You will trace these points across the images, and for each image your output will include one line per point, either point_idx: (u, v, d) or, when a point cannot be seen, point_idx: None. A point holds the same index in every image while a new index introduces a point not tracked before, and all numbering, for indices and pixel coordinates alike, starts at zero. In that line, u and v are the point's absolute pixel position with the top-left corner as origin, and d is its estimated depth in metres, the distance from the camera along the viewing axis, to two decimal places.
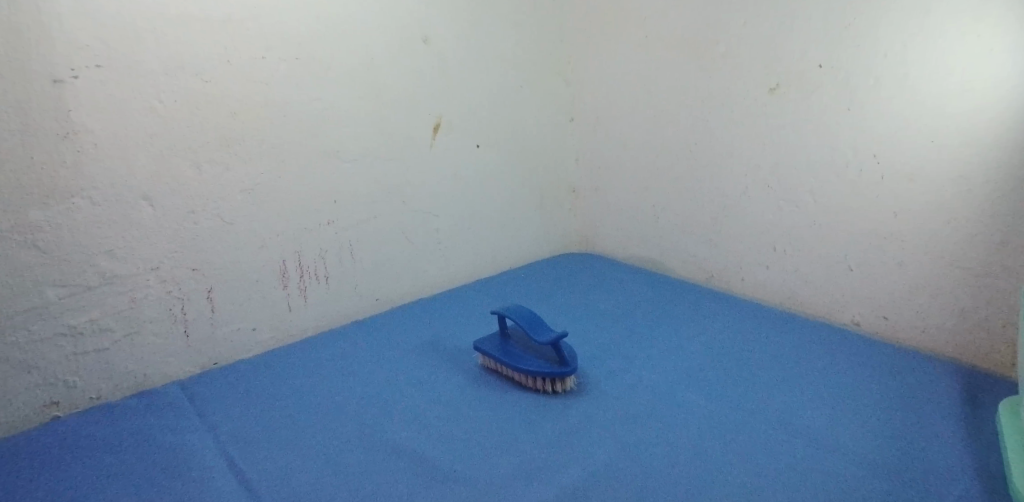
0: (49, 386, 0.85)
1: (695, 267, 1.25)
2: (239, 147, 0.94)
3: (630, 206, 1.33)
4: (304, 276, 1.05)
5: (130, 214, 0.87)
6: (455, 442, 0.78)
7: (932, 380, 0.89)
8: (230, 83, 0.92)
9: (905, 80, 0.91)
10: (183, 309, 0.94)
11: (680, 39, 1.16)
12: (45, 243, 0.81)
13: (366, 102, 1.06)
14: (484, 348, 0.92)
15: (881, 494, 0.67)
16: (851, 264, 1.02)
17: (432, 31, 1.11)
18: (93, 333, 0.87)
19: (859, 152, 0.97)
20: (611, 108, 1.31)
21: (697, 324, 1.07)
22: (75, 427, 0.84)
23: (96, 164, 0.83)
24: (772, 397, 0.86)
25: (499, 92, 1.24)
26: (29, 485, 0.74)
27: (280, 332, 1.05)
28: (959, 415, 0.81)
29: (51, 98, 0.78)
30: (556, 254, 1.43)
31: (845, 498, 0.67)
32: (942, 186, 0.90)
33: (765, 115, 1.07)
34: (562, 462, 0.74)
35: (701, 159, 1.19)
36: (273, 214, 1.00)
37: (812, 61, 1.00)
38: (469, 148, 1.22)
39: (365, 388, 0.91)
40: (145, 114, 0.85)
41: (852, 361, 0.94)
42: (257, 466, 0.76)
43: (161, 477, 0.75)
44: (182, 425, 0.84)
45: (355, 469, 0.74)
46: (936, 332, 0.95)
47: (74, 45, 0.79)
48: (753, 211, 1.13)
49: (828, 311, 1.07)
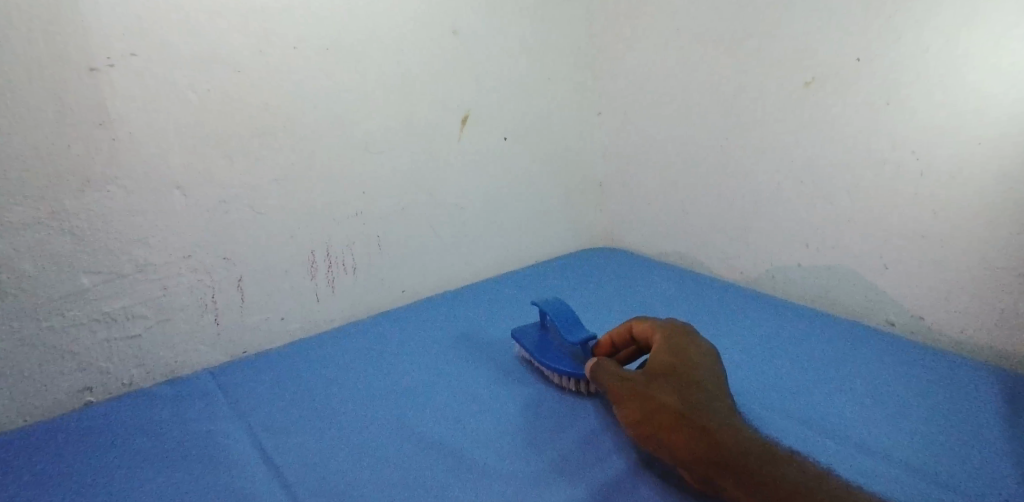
0: (83, 370, 0.87)
1: (724, 264, 1.23)
2: (270, 139, 0.95)
3: (659, 201, 1.31)
4: (332, 267, 1.06)
5: (162, 203, 0.88)
6: (481, 437, 0.78)
7: (974, 382, 0.86)
8: (261, 75, 0.92)
9: (949, 73, 0.88)
10: (213, 298, 0.95)
11: (714, 31, 1.14)
12: (80, 231, 0.83)
13: (395, 95, 1.06)
14: (520, 342, 0.93)
15: (928, 496, 0.67)
16: (887, 263, 0.99)
17: (462, 23, 1.10)
18: (126, 320, 0.89)
19: (897, 149, 0.95)
20: (641, 102, 1.29)
21: (729, 321, 1.05)
22: (108, 412, 0.86)
23: (129, 152, 0.84)
24: (804, 397, 0.84)
25: (527, 86, 1.23)
26: (63, 468, 0.76)
27: (309, 322, 1.06)
28: (1002, 423, 0.78)
29: (88, 86, 0.80)
30: (583, 248, 1.42)
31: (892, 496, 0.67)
32: (985, 185, 0.87)
33: (799, 109, 1.05)
34: (590, 460, 0.73)
35: (733, 154, 1.16)
36: (302, 207, 1.00)
37: (851, 54, 0.97)
38: (497, 141, 1.21)
39: (396, 379, 0.91)
40: (178, 104, 0.87)
41: (891, 361, 0.92)
42: (287, 454, 0.76)
43: (191, 463, 0.76)
44: (213, 412, 0.86)
45: (387, 459, 0.75)
46: (975, 336, 0.92)
47: (110, 35, 0.80)
48: (785, 208, 1.10)
49: (862, 311, 1.04)
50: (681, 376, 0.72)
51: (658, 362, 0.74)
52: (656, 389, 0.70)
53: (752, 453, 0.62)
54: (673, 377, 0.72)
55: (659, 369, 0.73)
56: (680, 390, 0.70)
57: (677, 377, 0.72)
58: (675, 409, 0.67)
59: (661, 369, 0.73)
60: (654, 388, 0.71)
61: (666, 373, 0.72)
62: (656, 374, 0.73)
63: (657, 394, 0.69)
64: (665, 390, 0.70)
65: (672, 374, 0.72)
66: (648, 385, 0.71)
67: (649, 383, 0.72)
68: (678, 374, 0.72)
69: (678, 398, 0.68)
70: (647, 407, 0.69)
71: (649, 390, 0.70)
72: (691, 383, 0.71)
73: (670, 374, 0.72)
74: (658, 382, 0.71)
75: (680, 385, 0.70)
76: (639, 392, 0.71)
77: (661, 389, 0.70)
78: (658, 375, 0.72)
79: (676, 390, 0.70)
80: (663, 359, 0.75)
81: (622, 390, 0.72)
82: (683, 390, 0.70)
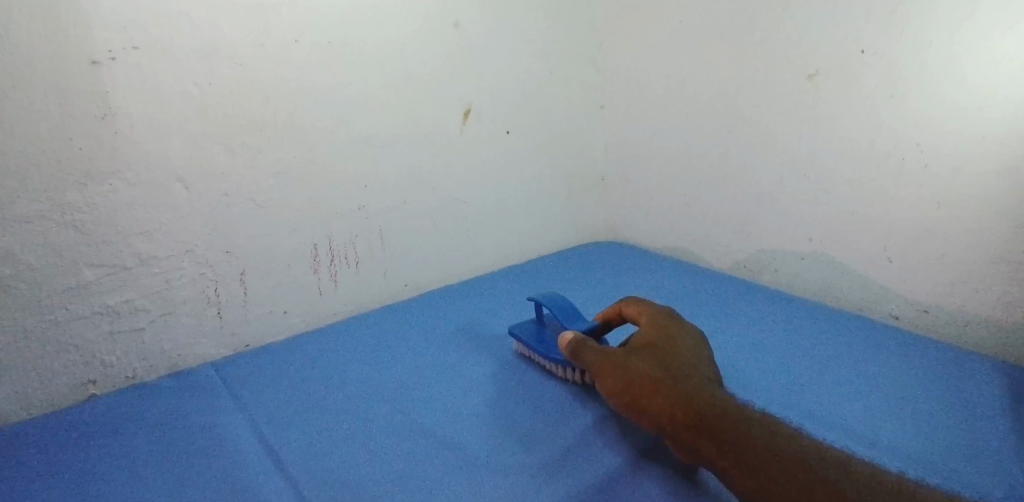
0: (87, 364, 0.87)
1: (727, 258, 1.23)
2: (271, 133, 0.95)
3: (662, 195, 1.31)
4: (335, 261, 1.06)
5: (165, 196, 0.88)
6: (483, 429, 0.78)
7: (977, 376, 0.86)
8: (262, 68, 0.92)
9: (954, 65, 0.87)
10: (216, 292, 0.95)
11: (716, 24, 1.13)
12: (83, 224, 0.83)
13: (397, 89, 1.05)
14: (517, 332, 0.93)
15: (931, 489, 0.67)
16: (890, 257, 0.99)
17: (463, 16, 1.10)
18: (130, 313, 0.89)
19: (901, 142, 0.94)
20: (643, 95, 1.28)
21: (731, 315, 1.05)
22: (112, 405, 0.87)
23: (131, 145, 0.84)
24: (807, 391, 0.84)
25: (529, 79, 1.22)
26: (67, 461, 0.76)
27: (311, 316, 1.06)
28: (1004, 415, 0.78)
29: (89, 78, 0.80)
30: (585, 242, 1.42)
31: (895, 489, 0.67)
32: (991, 177, 0.87)
33: (803, 102, 1.04)
34: (592, 453, 0.73)
35: (735, 147, 1.16)
36: (303, 200, 1.00)
37: (855, 47, 0.96)
38: (500, 135, 1.21)
39: (397, 372, 0.92)
40: (179, 97, 0.86)
41: (893, 354, 0.92)
42: (289, 447, 0.77)
43: (193, 455, 0.76)
44: (216, 405, 0.86)
45: (389, 452, 0.75)
46: (978, 328, 0.92)
47: (111, 28, 0.80)
48: (788, 202, 1.10)
49: (865, 305, 1.04)
50: (662, 351, 0.74)
51: (641, 339, 0.77)
52: (636, 360, 0.73)
53: (731, 417, 0.63)
54: (654, 351, 0.74)
55: (641, 345, 0.76)
56: (659, 363, 0.72)
57: (659, 351, 0.74)
58: (650, 378, 0.69)
59: (643, 345, 0.76)
60: (635, 359, 0.73)
61: (648, 348, 0.75)
62: (638, 349, 0.75)
63: (637, 365, 0.72)
64: (646, 362, 0.72)
65: (654, 349, 0.75)
66: (629, 356, 0.74)
67: (629, 355, 0.74)
68: (660, 349, 0.75)
69: (656, 369, 0.70)
70: (624, 377, 0.71)
71: (628, 361, 0.73)
72: (673, 356, 0.73)
73: (651, 348, 0.75)
74: (640, 355, 0.74)
75: (659, 359, 0.73)
76: (620, 363, 0.73)
77: (640, 360, 0.73)
78: (641, 350, 0.75)
79: (657, 362, 0.72)
80: (648, 336, 0.77)
81: (602, 361, 0.74)
82: (662, 363, 0.72)
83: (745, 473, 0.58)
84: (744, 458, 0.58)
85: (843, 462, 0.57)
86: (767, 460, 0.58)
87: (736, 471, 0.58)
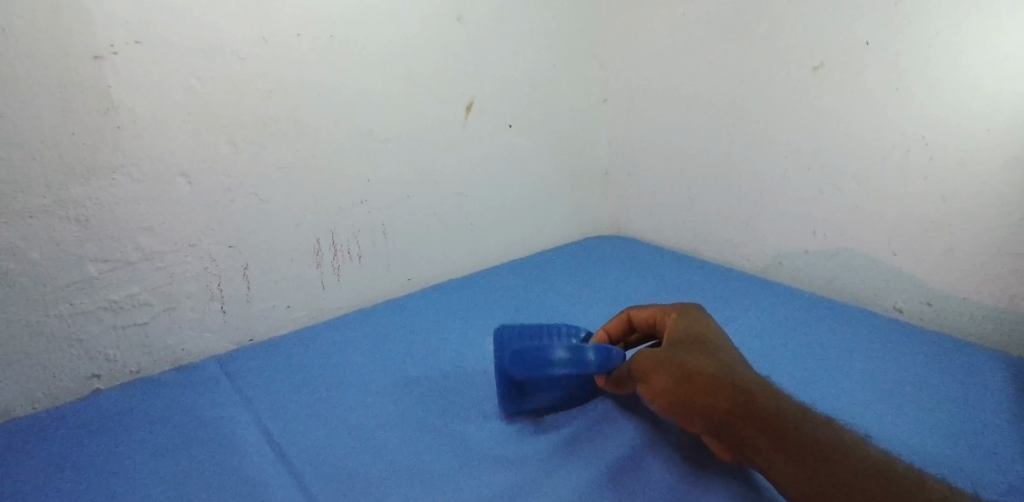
0: (91, 358, 0.88)
1: (730, 251, 1.22)
2: (274, 127, 0.95)
3: (665, 188, 1.31)
4: (338, 255, 1.06)
5: (168, 191, 0.88)
6: (487, 422, 0.78)
7: (981, 368, 0.86)
8: (264, 62, 0.92)
9: (960, 57, 0.86)
10: (219, 286, 0.95)
11: (720, 16, 1.12)
12: (86, 219, 0.83)
13: (399, 83, 1.05)
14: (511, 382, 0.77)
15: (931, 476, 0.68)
16: (895, 250, 0.98)
17: (466, 10, 1.09)
18: (133, 307, 0.89)
19: (905, 135, 0.94)
20: (647, 89, 1.28)
21: (733, 308, 1.05)
22: (116, 399, 0.87)
23: (134, 140, 0.84)
24: (816, 383, 0.84)
25: (532, 72, 1.22)
26: (72, 455, 0.76)
27: (314, 310, 1.06)
28: (1007, 407, 0.78)
29: (91, 73, 0.80)
30: (588, 236, 1.42)
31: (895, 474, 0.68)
32: (996, 171, 0.86)
33: (807, 95, 1.03)
34: (595, 446, 0.73)
35: (739, 141, 1.15)
36: (307, 194, 1.00)
37: (859, 39, 0.95)
38: (502, 128, 1.20)
39: (400, 366, 0.92)
40: (182, 92, 0.86)
41: (895, 347, 0.91)
42: (293, 440, 0.77)
43: (198, 449, 0.77)
44: (220, 399, 0.86)
45: (392, 445, 0.75)
46: (983, 322, 0.92)
47: (113, 22, 0.80)
48: (792, 196, 1.09)
49: (869, 299, 1.03)
50: (704, 343, 0.72)
51: (681, 331, 0.74)
52: (685, 353, 0.70)
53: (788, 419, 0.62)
54: (696, 343, 0.72)
55: (681, 337, 0.73)
56: (710, 356, 0.69)
57: (702, 343, 0.72)
58: (706, 371, 0.67)
59: (682, 336, 0.73)
60: (681, 352, 0.70)
61: (689, 340, 0.72)
62: (678, 340, 0.72)
63: (687, 358, 0.68)
64: (697, 356, 0.69)
65: (694, 341, 0.72)
66: (676, 349, 0.70)
67: (677, 348, 0.71)
68: (700, 340, 0.72)
69: (711, 363, 0.68)
70: (679, 368, 0.67)
71: (678, 353, 0.70)
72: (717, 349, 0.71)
73: (695, 340, 0.72)
74: (688, 346, 0.71)
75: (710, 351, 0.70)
76: (666, 358, 0.69)
77: (689, 353, 0.70)
78: (682, 342, 0.72)
79: (704, 358, 0.69)
80: (681, 327, 0.74)
81: (646, 359, 0.70)
82: (712, 356, 0.69)
83: (812, 481, 0.58)
84: (811, 467, 0.59)
85: (884, 469, 0.58)
86: (835, 469, 0.58)
87: (802, 479, 0.58)
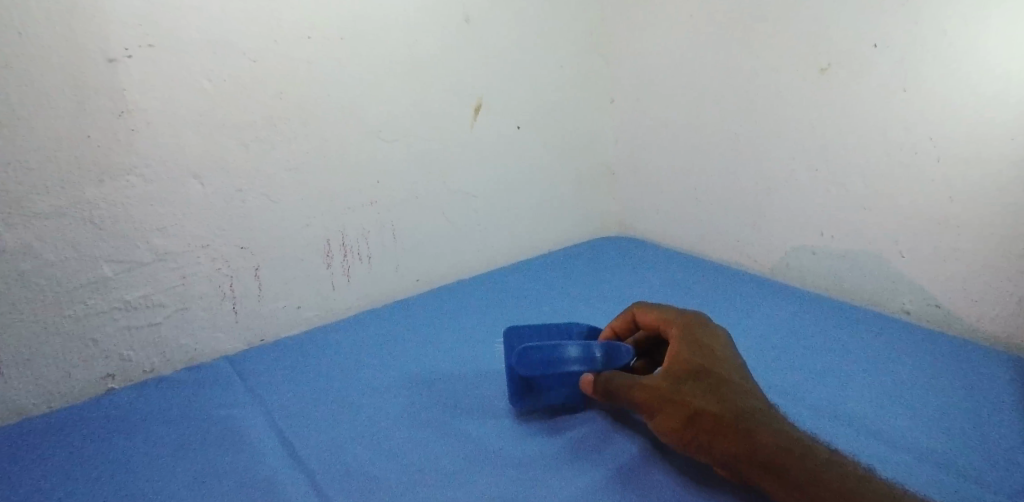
0: (105, 358, 0.89)
1: (738, 251, 1.22)
2: (284, 126, 0.95)
3: (672, 188, 1.31)
4: (347, 256, 1.07)
5: (180, 192, 0.89)
6: (495, 422, 0.79)
7: (990, 371, 0.85)
8: (275, 63, 0.92)
9: (970, 56, 0.86)
10: (230, 287, 0.97)
11: (728, 15, 1.12)
12: (100, 221, 0.84)
13: (407, 83, 1.05)
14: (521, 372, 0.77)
15: (942, 479, 0.68)
16: (902, 251, 0.98)
17: (474, 10, 1.10)
18: (146, 308, 0.90)
19: (914, 134, 0.93)
20: (654, 89, 1.28)
21: (741, 310, 1.05)
22: (130, 398, 0.88)
23: (147, 141, 0.85)
24: (824, 387, 0.84)
25: (540, 73, 1.22)
26: (87, 454, 0.77)
27: (325, 310, 1.07)
28: (1016, 409, 0.78)
29: (106, 75, 0.81)
30: (596, 236, 1.42)
31: (907, 480, 0.68)
32: (1004, 171, 0.86)
33: (814, 95, 1.03)
34: (603, 448, 0.74)
35: (746, 141, 1.15)
36: (315, 195, 1.01)
37: (866, 40, 0.95)
38: (509, 129, 1.21)
39: (408, 366, 0.92)
40: (194, 93, 0.87)
41: (905, 349, 0.91)
42: (305, 440, 0.78)
43: (211, 447, 0.78)
44: (232, 398, 0.87)
45: (401, 446, 0.76)
46: (992, 323, 0.91)
47: (125, 24, 0.81)
48: (800, 195, 1.09)
49: (877, 300, 1.03)
50: (706, 376, 0.70)
51: (683, 359, 0.72)
52: (688, 388, 0.69)
53: (799, 449, 0.62)
54: (698, 376, 0.70)
55: (683, 368, 0.71)
56: (713, 388, 0.68)
57: (703, 371, 0.70)
58: (709, 409, 0.66)
59: (683, 367, 0.71)
60: (685, 389, 0.69)
61: (691, 370, 0.71)
62: (680, 372, 0.71)
63: (691, 398, 0.68)
64: (700, 392, 0.68)
65: (698, 373, 0.70)
66: (676, 383, 0.69)
67: (679, 383, 0.69)
68: (703, 372, 0.70)
69: (713, 398, 0.67)
70: (681, 409, 0.67)
71: (680, 390, 0.69)
72: (719, 378, 0.70)
73: (695, 369, 0.70)
74: (689, 379, 0.69)
75: (710, 383, 0.69)
76: (672, 398, 0.68)
77: (691, 387, 0.69)
78: (683, 375, 0.70)
79: (708, 394, 0.68)
80: (683, 355, 0.72)
81: (650, 397, 0.69)
82: (714, 389, 0.68)
83: None
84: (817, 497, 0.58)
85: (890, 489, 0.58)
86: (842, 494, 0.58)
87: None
